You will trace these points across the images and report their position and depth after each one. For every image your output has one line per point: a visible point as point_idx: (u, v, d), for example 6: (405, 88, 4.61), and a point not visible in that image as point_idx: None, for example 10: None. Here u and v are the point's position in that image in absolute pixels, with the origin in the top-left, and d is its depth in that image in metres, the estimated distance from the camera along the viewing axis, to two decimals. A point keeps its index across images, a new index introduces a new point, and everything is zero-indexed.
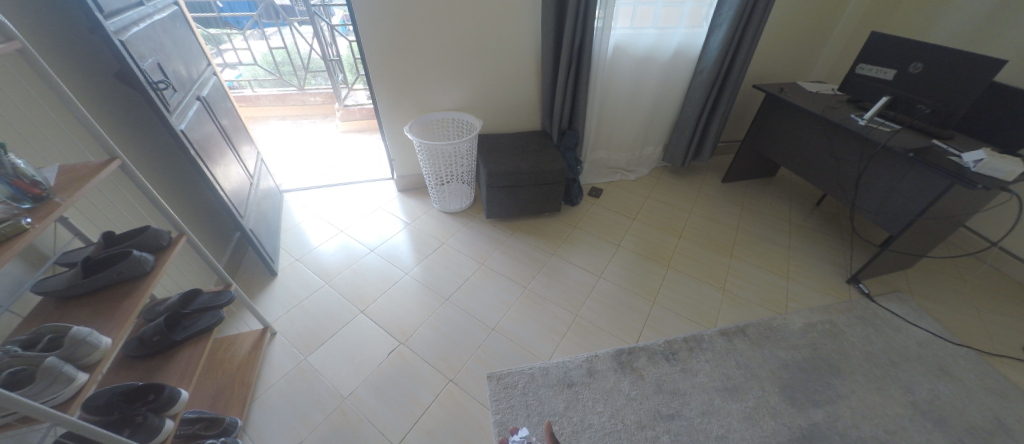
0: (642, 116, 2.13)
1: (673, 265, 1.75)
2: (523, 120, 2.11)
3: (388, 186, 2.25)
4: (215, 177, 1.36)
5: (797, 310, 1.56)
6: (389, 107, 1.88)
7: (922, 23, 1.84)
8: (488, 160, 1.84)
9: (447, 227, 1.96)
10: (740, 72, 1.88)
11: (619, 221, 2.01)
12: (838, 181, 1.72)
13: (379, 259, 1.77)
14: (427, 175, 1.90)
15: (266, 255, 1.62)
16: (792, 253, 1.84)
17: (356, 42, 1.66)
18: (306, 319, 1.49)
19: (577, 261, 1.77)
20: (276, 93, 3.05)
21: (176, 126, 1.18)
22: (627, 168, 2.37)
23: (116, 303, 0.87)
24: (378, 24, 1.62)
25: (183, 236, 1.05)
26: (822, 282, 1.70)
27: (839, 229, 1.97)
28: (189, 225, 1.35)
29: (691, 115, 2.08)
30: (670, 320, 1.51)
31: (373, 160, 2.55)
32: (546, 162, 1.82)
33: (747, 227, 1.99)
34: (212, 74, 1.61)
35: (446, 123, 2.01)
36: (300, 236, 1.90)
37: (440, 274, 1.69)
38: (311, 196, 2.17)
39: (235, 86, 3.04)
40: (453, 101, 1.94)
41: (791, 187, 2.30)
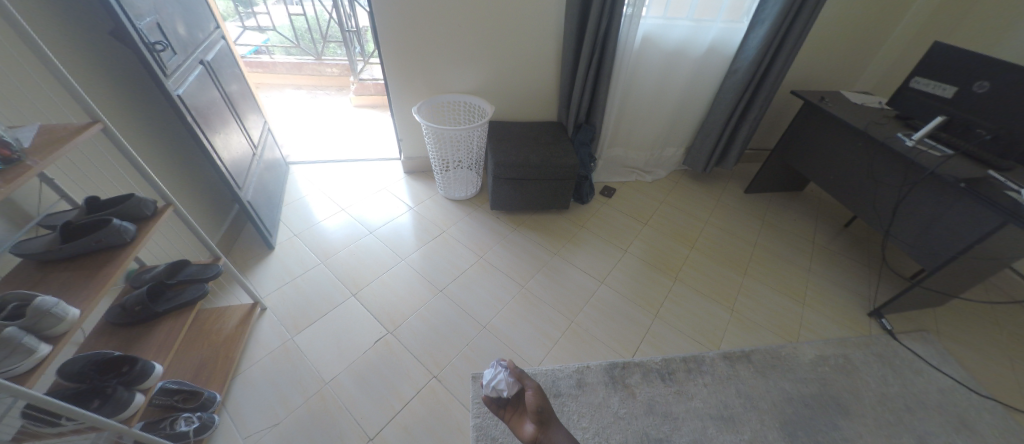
0: (666, 114, 2.00)
1: (681, 278, 1.66)
2: (538, 109, 2.01)
3: (395, 167, 2.20)
4: (214, 146, 1.33)
5: (809, 340, 1.47)
6: (399, 85, 1.80)
7: (993, 36, 1.64)
8: (498, 150, 1.76)
9: (450, 215, 1.90)
10: (778, 75, 1.73)
11: (629, 225, 1.91)
12: (873, 205, 1.57)
13: (376, 241, 1.73)
14: (432, 159, 1.84)
15: (263, 227, 1.60)
16: (811, 277, 1.72)
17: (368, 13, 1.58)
18: (298, 297, 1.47)
19: (580, 264, 1.69)
20: (296, 61, 2.99)
21: (173, 89, 1.14)
22: (644, 169, 2.24)
23: (94, 271, 0.85)
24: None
25: (169, 205, 1.02)
26: (840, 312, 1.58)
27: (866, 256, 1.83)
28: (182, 193, 1.32)
29: (719, 118, 1.93)
30: (670, 337, 1.43)
31: (382, 138, 2.49)
32: (557, 157, 1.73)
33: (767, 244, 1.87)
34: (220, 37, 1.56)
35: (458, 107, 1.92)
36: (301, 211, 1.87)
37: (437, 263, 1.64)
38: (316, 170, 2.13)
39: (262, 50, 3.01)
40: (466, 84, 1.85)
41: (819, 205, 2.15)
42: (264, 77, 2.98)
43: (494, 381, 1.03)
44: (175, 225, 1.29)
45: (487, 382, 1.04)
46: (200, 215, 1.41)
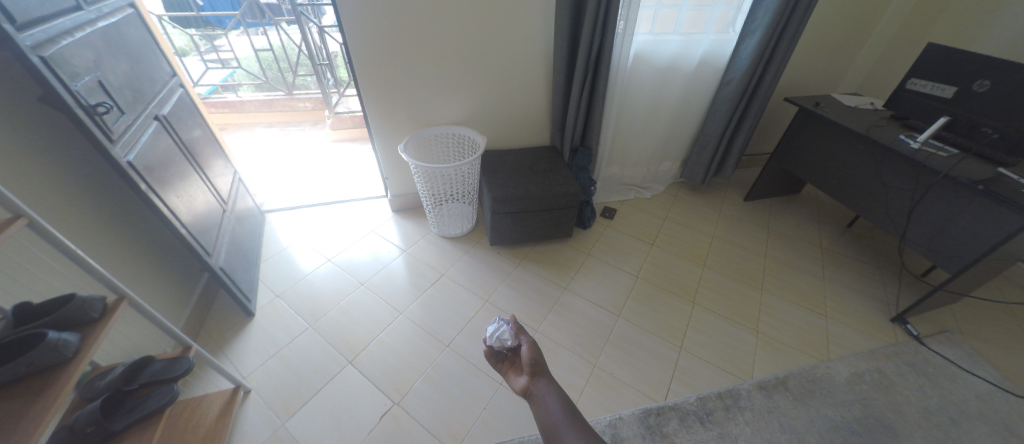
0: (661, 130, 1.95)
1: (699, 302, 1.58)
2: (530, 134, 1.92)
3: (382, 205, 2.05)
4: (176, 212, 1.15)
5: (839, 356, 1.40)
6: (382, 120, 1.68)
7: (971, 31, 1.66)
8: (494, 184, 1.65)
9: (446, 255, 1.76)
10: (772, 83, 1.70)
11: (636, 247, 1.83)
12: (883, 208, 1.54)
13: (370, 294, 1.57)
14: (423, 196, 1.71)
15: (240, 294, 1.42)
16: (827, 285, 1.68)
17: (344, 49, 1.46)
18: (287, 372, 1.30)
19: (593, 297, 1.58)
20: (265, 98, 2.80)
21: (122, 156, 0.97)
22: (642, 185, 2.18)
23: (28, 405, 0.68)
24: (368, 30, 1.42)
25: (123, 299, 0.85)
26: (863, 320, 1.53)
27: (875, 257, 1.80)
28: (141, 269, 1.14)
29: (715, 129, 1.89)
30: (700, 371, 1.34)
31: (363, 174, 2.33)
32: (558, 186, 1.64)
33: (776, 255, 1.82)
34: (179, 85, 1.40)
35: (446, 138, 1.80)
36: (282, 266, 1.69)
37: (439, 313, 1.50)
38: (295, 217, 1.95)
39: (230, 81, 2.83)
40: (454, 114, 1.74)
41: (818, 206, 2.13)
42: (231, 117, 2.78)
43: (495, 333, 0.99)
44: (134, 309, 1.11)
45: (489, 334, 1.00)
46: (165, 291, 1.23)
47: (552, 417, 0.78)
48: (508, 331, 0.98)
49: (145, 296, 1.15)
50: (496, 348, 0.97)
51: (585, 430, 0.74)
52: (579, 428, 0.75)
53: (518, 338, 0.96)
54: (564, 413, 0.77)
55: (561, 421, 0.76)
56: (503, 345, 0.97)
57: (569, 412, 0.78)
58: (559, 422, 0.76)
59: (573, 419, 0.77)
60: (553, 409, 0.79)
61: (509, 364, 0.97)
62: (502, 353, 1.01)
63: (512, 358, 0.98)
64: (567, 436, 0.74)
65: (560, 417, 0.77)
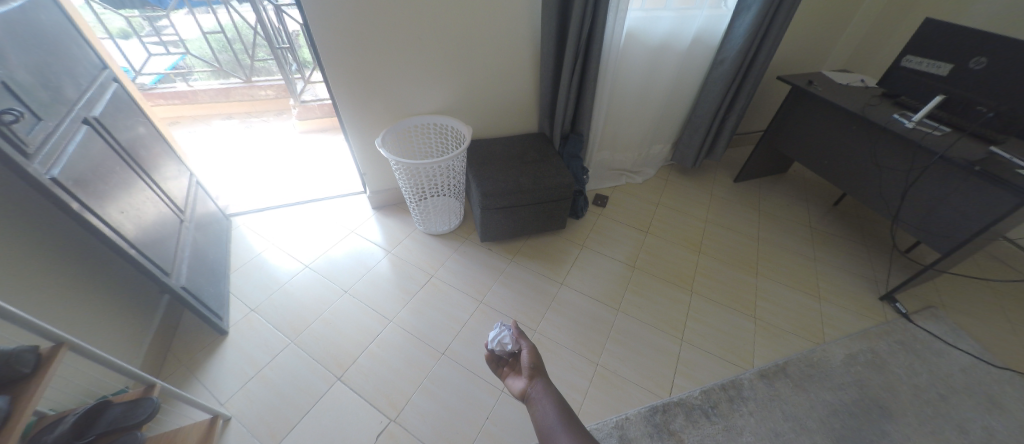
0: (653, 112, 1.87)
1: (697, 290, 1.56)
2: (517, 120, 1.80)
3: (361, 202, 1.91)
4: (123, 231, 1.00)
5: (834, 338, 1.42)
6: (355, 111, 1.53)
7: (960, 4, 1.63)
8: (483, 177, 1.55)
9: (435, 254, 1.66)
10: (766, 61, 1.64)
11: (631, 236, 1.78)
12: (877, 189, 1.54)
13: (355, 302, 1.46)
14: (406, 193, 1.59)
15: (210, 312, 1.29)
16: (819, 266, 1.69)
17: (305, 33, 1.29)
18: (270, 394, 1.20)
19: (591, 291, 1.53)
20: (220, 87, 2.55)
21: (43, 173, 0.82)
22: (632, 169, 2.11)
23: None
24: (331, 11, 1.25)
25: (62, 345, 0.72)
26: (854, 300, 1.55)
27: (863, 235, 1.82)
28: (83, 298, 1.00)
29: (707, 110, 1.83)
30: (703, 363, 1.32)
31: (338, 168, 2.16)
32: (550, 177, 1.55)
33: (769, 237, 1.81)
34: (112, 79, 1.20)
35: (427, 129, 1.67)
36: (255, 275, 1.55)
37: (432, 318, 1.42)
38: (265, 219, 1.79)
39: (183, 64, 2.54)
40: (435, 102, 1.60)
41: (806, 185, 2.13)
42: (184, 109, 2.53)
43: (497, 337, 0.99)
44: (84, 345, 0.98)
45: (491, 338, 1.00)
46: (117, 317, 1.09)
47: (547, 420, 0.77)
48: (509, 335, 0.97)
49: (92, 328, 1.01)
50: (496, 352, 0.96)
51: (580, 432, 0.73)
52: (573, 431, 0.73)
53: (519, 342, 0.96)
54: (560, 417, 0.76)
55: (557, 424, 0.75)
56: (504, 350, 0.97)
57: (567, 417, 0.76)
58: (556, 426, 0.75)
59: (569, 424, 0.75)
60: (549, 412, 0.78)
61: (508, 370, 0.96)
62: (503, 358, 1.00)
63: (512, 364, 0.97)
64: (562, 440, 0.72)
65: (556, 420, 0.76)
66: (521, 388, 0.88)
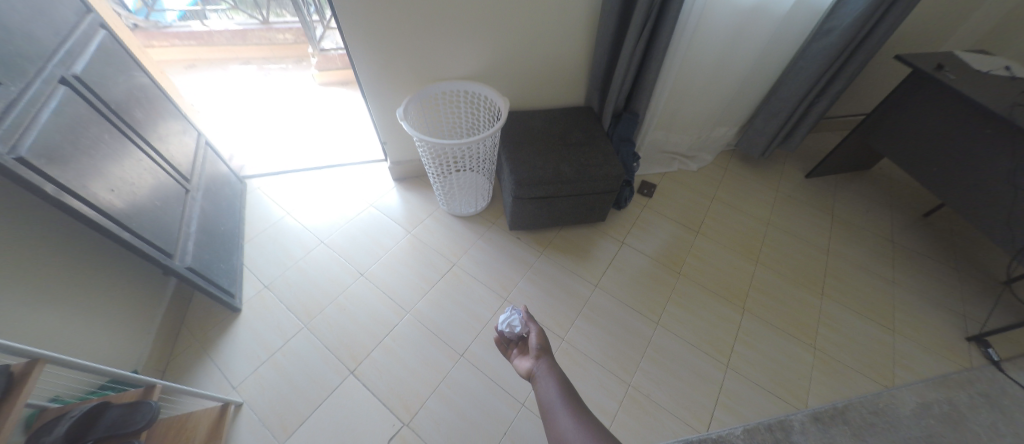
0: (724, 90, 1.56)
1: (749, 308, 1.37)
2: (560, 91, 1.55)
3: (382, 172, 1.75)
4: (113, 213, 0.91)
5: (906, 382, 1.23)
6: (375, 71, 1.32)
7: None
8: (519, 160, 1.34)
9: (458, 239, 1.52)
10: (885, 36, 1.28)
11: (678, 235, 1.57)
12: (1000, 213, 1.25)
13: (371, 287, 1.36)
14: (430, 171, 1.41)
15: (220, 290, 1.22)
16: (896, 292, 1.46)
17: None
18: (280, 381, 1.15)
19: (628, 298, 1.37)
20: (236, 27, 2.31)
21: (6, 153, 0.72)
22: (687, 154, 1.84)
23: None
24: None
25: (38, 361, 0.65)
26: (933, 339, 1.35)
27: (956, 259, 1.56)
28: (70, 279, 0.92)
29: (795, 94, 1.51)
30: (748, 396, 1.18)
31: (357, 129, 1.98)
32: (597, 166, 1.33)
33: (840, 251, 1.57)
34: (99, 25, 1.07)
35: (456, 96, 1.45)
36: (268, 247, 1.46)
37: (452, 314, 1.31)
38: (280, 184, 1.67)
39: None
40: (468, 65, 1.37)
41: (893, 188, 1.81)
42: (200, 51, 2.32)
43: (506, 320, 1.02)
44: (72, 329, 0.91)
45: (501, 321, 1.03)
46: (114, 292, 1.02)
47: (549, 396, 0.81)
48: (519, 318, 0.99)
49: (82, 311, 0.94)
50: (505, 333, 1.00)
51: (581, 414, 0.75)
52: (573, 407, 0.77)
53: (527, 324, 0.97)
54: (563, 397, 0.78)
55: (558, 402, 0.78)
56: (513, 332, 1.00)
57: (568, 393, 0.80)
58: (557, 405, 0.77)
59: (570, 399, 0.79)
60: (551, 391, 0.81)
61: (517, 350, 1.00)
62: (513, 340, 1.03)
63: (521, 346, 1.00)
64: (562, 418, 0.75)
65: (559, 400, 0.78)
66: (527, 368, 0.90)
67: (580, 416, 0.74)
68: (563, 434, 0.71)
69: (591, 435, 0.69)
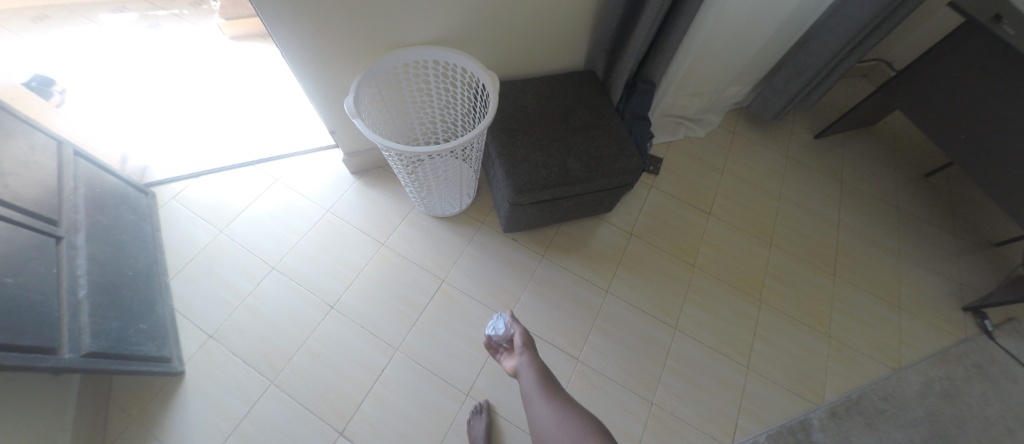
0: (749, 43, 1.30)
1: (766, 300, 1.29)
2: (557, 51, 1.22)
3: (332, 162, 1.39)
4: None
5: (909, 362, 1.25)
6: (303, 38, 0.92)
7: None
8: (515, 157, 1.06)
9: (442, 248, 1.27)
10: None
11: (690, 220, 1.42)
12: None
13: (345, 322, 1.13)
14: (401, 176, 1.09)
15: (142, 362, 0.94)
16: (900, 264, 1.44)
17: None
18: None
19: (643, 302, 1.24)
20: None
21: None
22: (693, 118, 1.61)
23: None
24: None
25: None
26: (933, 312, 1.35)
27: (951, 222, 1.55)
28: None
29: (829, 49, 1.27)
30: (769, 398, 1.14)
31: (291, 101, 1.53)
32: (610, 159, 1.07)
33: (849, 224, 1.50)
34: None
35: (423, 68, 1.08)
36: (203, 283, 1.15)
37: (449, 345, 1.13)
38: (201, 191, 1.29)
39: None
40: (437, 23, 1.00)
41: (896, 145, 1.72)
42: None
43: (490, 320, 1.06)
44: None
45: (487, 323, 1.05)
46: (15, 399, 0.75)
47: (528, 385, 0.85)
48: (502, 321, 0.98)
49: None
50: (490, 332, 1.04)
51: (556, 398, 0.79)
52: (549, 391, 0.81)
53: (510, 326, 0.97)
54: (540, 386, 0.83)
55: (535, 390, 0.83)
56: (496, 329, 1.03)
57: (544, 380, 0.84)
58: (534, 394, 0.82)
59: (547, 385, 0.83)
60: (530, 382, 0.85)
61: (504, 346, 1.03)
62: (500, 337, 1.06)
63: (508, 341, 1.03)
64: (539, 404, 0.80)
65: (536, 389, 0.82)
66: (513, 367, 0.94)
67: (556, 401, 0.78)
68: (542, 422, 0.77)
69: (565, 417, 0.75)
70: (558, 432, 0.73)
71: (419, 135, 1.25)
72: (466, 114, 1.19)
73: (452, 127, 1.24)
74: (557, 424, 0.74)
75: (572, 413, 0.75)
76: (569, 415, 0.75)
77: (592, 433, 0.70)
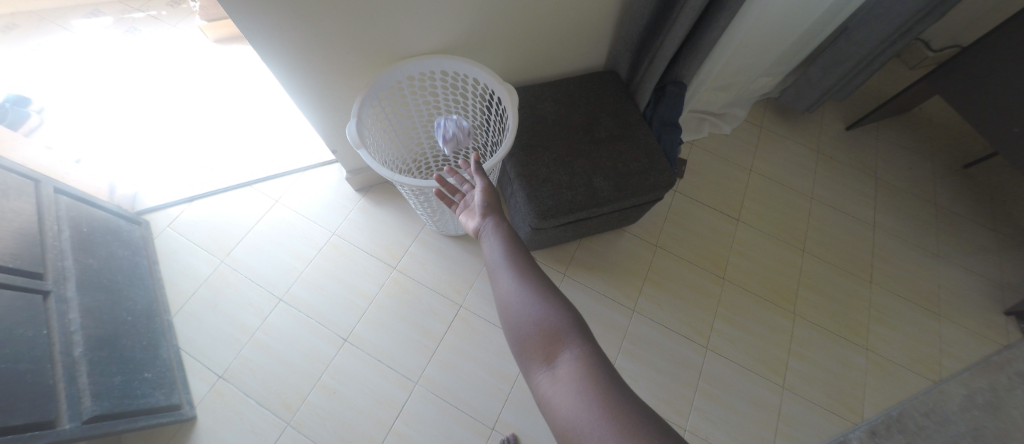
0: (787, 33, 1.17)
1: (802, 313, 1.23)
2: (576, 52, 1.10)
3: (333, 178, 1.29)
4: None
5: (950, 372, 1.20)
6: (296, 56, 0.81)
7: None
8: (536, 177, 0.96)
9: (458, 270, 1.20)
10: None
11: (717, 227, 1.33)
12: None
13: (361, 356, 1.07)
14: (414, 204, 1.00)
15: (150, 415, 0.89)
16: (940, 267, 1.36)
17: None
18: None
19: (673, 321, 1.18)
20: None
21: None
22: (718, 113, 1.50)
23: None
24: None
25: None
26: (974, 316, 1.29)
27: (994, 217, 1.45)
28: None
29: (876, 37, 1.14)
30: (807, 420, 1.09)
31: (285, 112, 1.42)
32: (640, 174, 0.98)
33: (885, 224, 1.41)
34: None
35: (430, 78, 0.97)
36: (207, 319, 1.07)
37: (472, 376, 1.07)
38: (197, 217, 1.19)
39: None
40: (444, 31, 0.88)
41: (935, 133, 1.60)
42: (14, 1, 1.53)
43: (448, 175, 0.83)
44: None
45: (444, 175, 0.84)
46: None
47: (492, 255, 0.62)
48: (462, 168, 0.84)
49: None
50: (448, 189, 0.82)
51: (526, 270, 0.56)
52: (519, 265, 0.58)
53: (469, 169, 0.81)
54: (507, 256, 0.59)
55: (500, 260, 0.59)
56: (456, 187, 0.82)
57: (513, 251, 0.61)
58: (498, 264, 0.59)
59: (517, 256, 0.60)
60: (495, 252, 0.62)
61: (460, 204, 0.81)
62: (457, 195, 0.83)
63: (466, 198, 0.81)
64: (503, 277, 0.57)
65: (501, 258, 0.60)
66: (474, 228, 0.71)
67: (525, 276, 0.55)
68: (505, 300, 0.55)
69: (535, 296, 0.52)
70: (523, 313, 0.52)
71: (428, 149, 1.16)
72: (478, 126, 1.09)
73: None
74: (523, 304, 0.52)
75: (545, 291, 0.53)
76: (539, 294, 0.53)
77: (569, 322, 0.49)
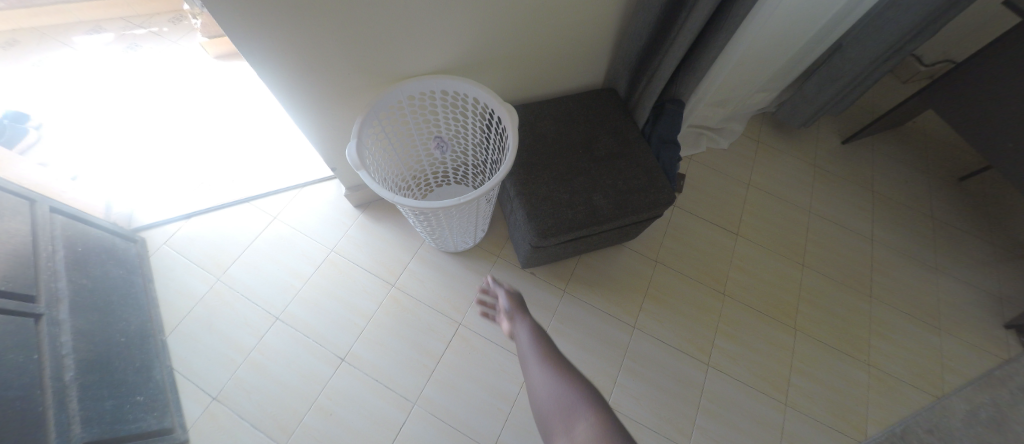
0: (782, 51, 1.19)
1: (803, 328, 1.22)
2: (574, 70, 1.11)
3: (331, 195, 1.29)
4: None
5: (954, 388, 1.19)
6: (296, 76, 0.81)
7: None
8: (536, 195, 0.97)
9: (457, 287, 1.19)
10: None
11: (716, 242, 1.33)
12: None
13: (358, 376, 1.05)
14: (413, 221, 0.99)
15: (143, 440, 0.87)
16: (939, 280, 1.36)
17: None
18: None
19: (674, 338, 1.17)
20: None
21: None
22: (715, 128, 1.51)
23: None
24: None
25: None
26: (974, 330, 1.28)
27: (990, 229, 1.46)
28: None
29: (868, 55, 1.16)
30: (811, 438, 1.08)
31: (284, 128, 1.43)
32: (640, 192, 0.98)
33: (884, 238, 1.42)
34: None
35: (430, 98, 0.97)
36: (202, 339, 1.05)
37: (471, 396, 1.05)
38: (194, 234, 1.18)
39: None
40: (445, 51, 0.88)
41: (929, 146, 1.62)
42: (16, 17, 1.54)
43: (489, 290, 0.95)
44: None
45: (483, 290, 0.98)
46: None
47: (523, 348, 0.75)
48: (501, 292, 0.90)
49: None
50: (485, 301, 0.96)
51: (551, 361, 0.68)
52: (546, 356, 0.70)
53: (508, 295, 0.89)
54: (538, 352, 0.72)
55: (531, 355, 0.72)
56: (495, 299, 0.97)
57: (541, 344, 0.73)
58: (529, 356, 0.72)
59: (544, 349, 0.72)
60: (528, 347, 0.74)
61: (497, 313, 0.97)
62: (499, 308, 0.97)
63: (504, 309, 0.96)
64: (532, 366, 0.70)
65: (531, 351, 0.72)
66: (510, 330, 0.85)
67: (554, 368, 0.67)
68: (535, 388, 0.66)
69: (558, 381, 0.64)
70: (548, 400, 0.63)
71: (427, 166, 1.16)
72: (477, 144, 1.09)
73: (462, 156, 1.14)
74: (552, 393, 0.63)
75: (569, 378, 0.64)
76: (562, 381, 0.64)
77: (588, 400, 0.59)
